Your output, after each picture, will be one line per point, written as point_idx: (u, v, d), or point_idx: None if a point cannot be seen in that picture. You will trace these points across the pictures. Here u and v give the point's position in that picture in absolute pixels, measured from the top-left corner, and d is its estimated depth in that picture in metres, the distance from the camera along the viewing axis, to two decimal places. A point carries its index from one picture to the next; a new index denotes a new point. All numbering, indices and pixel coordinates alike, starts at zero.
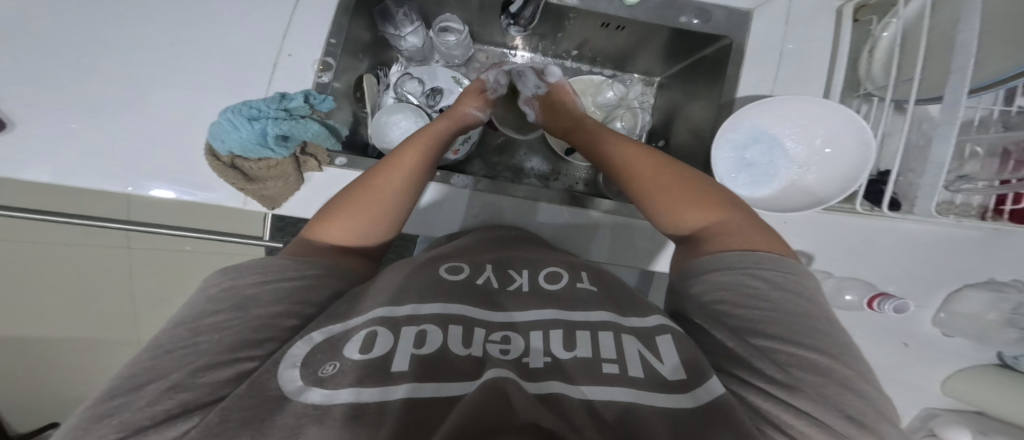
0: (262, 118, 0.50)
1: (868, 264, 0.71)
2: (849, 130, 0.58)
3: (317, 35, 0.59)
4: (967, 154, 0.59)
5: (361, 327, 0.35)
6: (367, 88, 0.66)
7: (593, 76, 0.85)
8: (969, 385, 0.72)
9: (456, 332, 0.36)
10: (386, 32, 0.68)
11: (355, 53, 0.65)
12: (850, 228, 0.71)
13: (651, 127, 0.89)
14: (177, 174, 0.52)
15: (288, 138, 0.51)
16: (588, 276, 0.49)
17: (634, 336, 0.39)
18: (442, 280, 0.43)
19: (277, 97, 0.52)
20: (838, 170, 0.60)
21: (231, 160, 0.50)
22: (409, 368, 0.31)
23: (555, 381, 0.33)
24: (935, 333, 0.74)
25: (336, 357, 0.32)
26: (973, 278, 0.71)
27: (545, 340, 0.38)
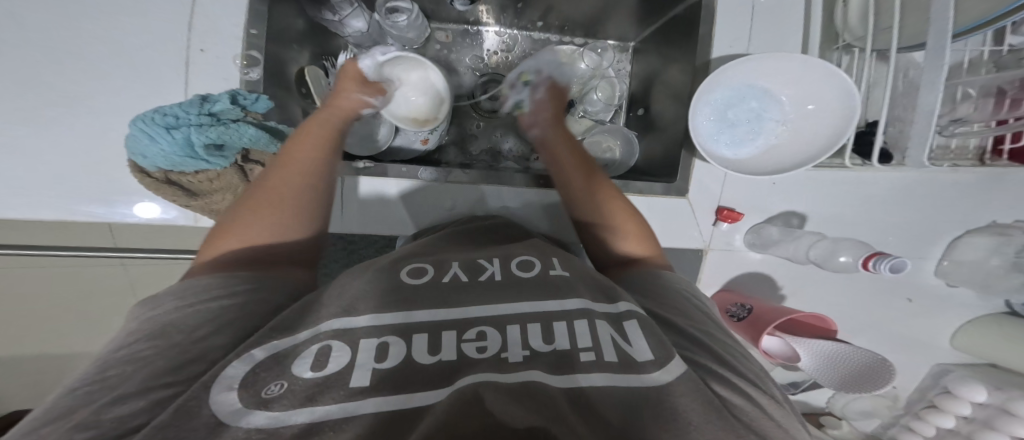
0: (182, 125, 0.46)
1: (864, 222, 0.68)
2: (830, 86, 0.54)
3: (232, 25, 0.56)
4: (959, 97, 0.54)
5: (312, 343, 0.33)
6: (312, 82, 0.66)
7: (565, 46, 0.83)
8: (984, 339, 0.69)
9: (421, 340, 0.34)
10: (322, 18, 0.64)
11: (288, 43, 0.61)
12: (848, 187, 0.67)
13: (630, 95, 0.87)
14: (111, 197, 0.52)
15: (222, 146, 0.49)
16: (561, 263, 0.46)
17: (607, 320, 0.37)
18: (404, 285, 0.40)
19: (197, 100, 0.49)
20: (818, 127, 0.56)
21: (165, 175, 0.48)
22: (369, 382, 0.30)
23: (537, 371, 0.31)
24: (939, 285, 0.71)
25: (284, 376, 0.30)
26: (975, 224, 0.69)
27: (521, 333, 0.35)
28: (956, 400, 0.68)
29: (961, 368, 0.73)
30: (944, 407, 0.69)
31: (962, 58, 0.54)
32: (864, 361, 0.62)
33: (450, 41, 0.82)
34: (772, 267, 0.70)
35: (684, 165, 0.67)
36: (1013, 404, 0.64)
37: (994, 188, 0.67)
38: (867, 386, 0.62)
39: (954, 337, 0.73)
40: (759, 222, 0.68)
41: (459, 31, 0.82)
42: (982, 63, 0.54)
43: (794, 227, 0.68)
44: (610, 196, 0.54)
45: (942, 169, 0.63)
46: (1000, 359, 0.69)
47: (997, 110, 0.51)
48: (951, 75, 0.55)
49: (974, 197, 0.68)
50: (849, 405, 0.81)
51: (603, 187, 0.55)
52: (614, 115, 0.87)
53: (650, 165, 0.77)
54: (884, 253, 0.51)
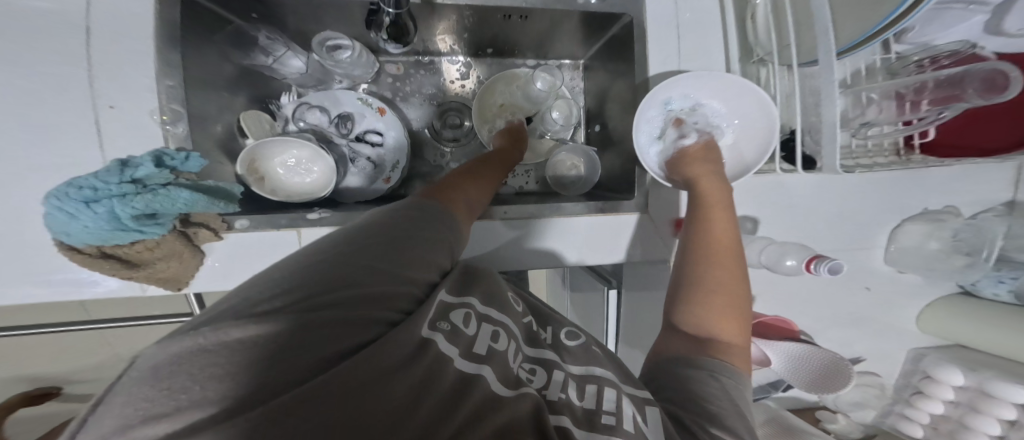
0: (104, 197, 0.44)
1: (815, 218, 0.71)
2: (753, 100, 0.58)
3: (143, 79, 0.53)
4: (864, 101, 0.58)
5: (460, 308, 0.40)
6: (251, 127, 0.64)
7: (522, 69, 0.86)
8: (948, 321, 0.72)
9: (511, 347, 0.40)
10: (258, 63, 0.65)
11: (218, 89, 0.61)
12: (796, 186, 0.70)
13: (586, 110, 0.89)
14: (51, 275, 0.51)
15: (156, 213, 0.47)
16: (603, 348, 0.47)
17: (633, 399, 0.37)
18: (512, 308, 0.47)
19: (116, 166, 0.46)
20: (749, 137, 0.60)
21: (98, 250, 0.47)
22: (485, 357, 0.36)
23: (566, 415, 0.33)
24: (891, 271, 0.75)
25: (446, 320, 0.37)
26: (910, 212, 0.73)
27: (565, 380, 0.39)
28: (937, 385, 0.72)
29: (933, 351, 0.77)
30: (930, 393, 0.73)
31: (859, 66, 0.61)
32: (824, 362, 0.64)
33: (402, 72, 0.82)
34: None
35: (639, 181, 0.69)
36: (987, 385, 0.66)
37: (920, 179, 0.71)
38: (830, 386, 0.65)
39: (921, 322, 0.76)
40: None
41: (411, 62, 0.82)
42: (877, 71, 0.60)
43: (749, 231, 0.70)
44: (712, 224, 0.51)
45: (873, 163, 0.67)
46: (964, 338, 0.72)
47: (901, 111, 0.55)
48: (852, 83, 0.61)
49: (905, 187, 0.72)
50: (840, 397, 0.82)
51: (713, 209, 0.53)
52: (573, 132, 0.89)
53: (612, 178, 0.79)
54: (822, 256, 0.53)
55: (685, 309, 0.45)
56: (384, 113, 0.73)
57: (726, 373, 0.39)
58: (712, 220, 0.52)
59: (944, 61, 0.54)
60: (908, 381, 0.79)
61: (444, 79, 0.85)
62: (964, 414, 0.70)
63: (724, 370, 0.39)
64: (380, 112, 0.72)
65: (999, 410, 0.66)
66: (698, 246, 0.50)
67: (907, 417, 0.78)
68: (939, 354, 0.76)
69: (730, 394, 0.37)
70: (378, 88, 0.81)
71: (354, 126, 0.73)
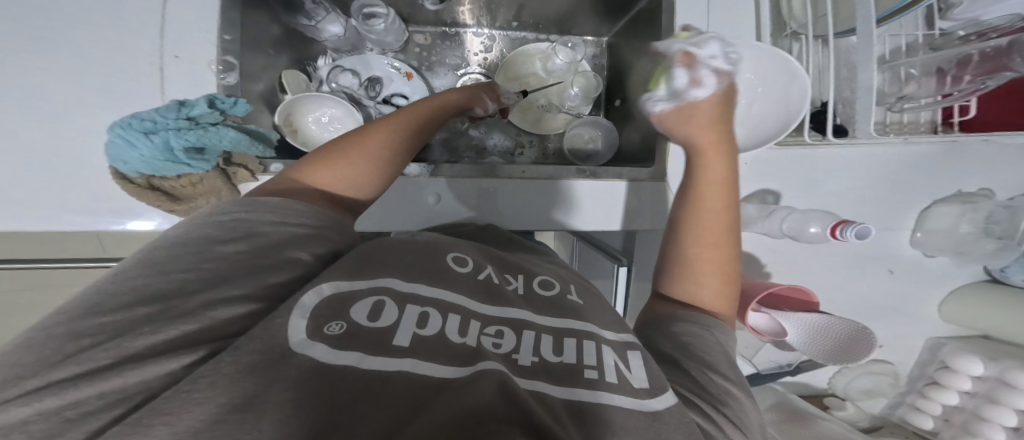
0: (160, 130, 0.47)
1: (840, 196, 0.70)
2: (781, 68, 0.57)
3: (206, 32, 0.55)
4: (903, 77, 0.57)
5: (367, 293, 0.34)
6: (290, 85, 0.67)
7: (539, 44, 0.86)
8: (971, 308, 0.71)
9: (450, 322, 0.34)
10: (300, 24, 0.68)
11: (264, 49, 0.63)
12: (819, 162, 0.69)
13: (607, 87, 0.89)
14: (103, 208, 0.54)
15: (205, 149, 0.50)
16: (578, 289, 0.47)
17: (610, 347, 0.37)
18: (449, 270, 0.41)
19: (175, 105, 0.49)
20: (774, 106, 0.59)
21: (147, 181, 0.49)
22: (406, 346, 0.30)
23: (540, 381, 0.31)
24: (916, 255, 0.73)
25: (343, 316, 0.31)
26: (944, 193, 0.71)
27: (536, 342, 0.35)
28: (954, 375, 0.71)
29: (953, 340, 0.75)
30: (944, 383, 0.72)
31: (900, 43, 0.59)
32: (845, 332, 0.64)
33: (430, 43, 0.84)
34: (752, 243, 0.72)
35: (661, 150, 0.69)
36: (1010, 374, 0.66)
37: (955, 159, 0.69)
38: (851, 357, 0.65)
39: (943, 309, 0.75)
40: None
41: (438, 33, 0.84)
42: (918, 46, 0.59)
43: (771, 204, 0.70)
44: (709, 205, 0.47)
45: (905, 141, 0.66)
46: (987, 328, 0.71)
47: (941, 85, 0.54)
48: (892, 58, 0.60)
49: (938, 168, 0.70)
50: (851, 383, 0.80)
51: (716, 191, 0.48)
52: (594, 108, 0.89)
53: (631, 153, 0.79)
54: (849, 221, 0.53)
55: (673, 278, 0.46)
56: (411, 78, 0.75)
57: (719, 330, 0.40)
58: (711, 207, 0.47)
59: (991, 35, 0.51)
60: (923, 371, 0.77)
61: (467, 51, 0.85)
62: (980, 405, 0.69)
63: (713, 327, 0.41)
64: (407, 77, 0.75)
65: (1016, 400, 0.65)
66: (687, 229, 0.47)
67: (917, 407, 0.76)
68: (960, 344, 0.73)
69: (725, 350, 0.38)
70: (405, 58, 0.82)
71: (383, 89, 0.74)
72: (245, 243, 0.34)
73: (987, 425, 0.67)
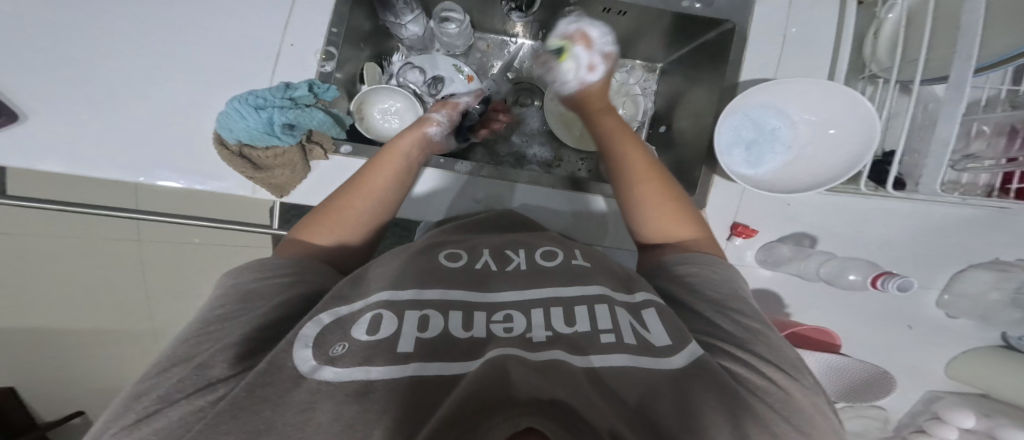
0: (268, 107, 0.51)
1: (877, 246, 0.71)
2: (850, 115, 0.59)
3: (319, 25, 0.61)
4: (974, 132, 0.60)
5: (367, 311, 0.39)
6: (369, 80, 0.70)
7: None
8: (977, 367, 0.71)
9: (455, 317, 0.39)
10: (386, 20, 0.69)
11: (355, 42, 0.66)
12: (859, 211, 0.71)
13: (653, 112, 0.90)
14: (186, 167, 0.56)
15: (295, 126, 0.52)
16: (582, 254, 0.52)
17: (625, 309, 0.43)
18: (441, 267, 0.46)
19: (282, 86, 0.53)
20: (841, 151, 0.61)
21: (239, 148, 0.53)
22: (414, 350, 0.35)
23: (558, 350, 0.36)
24: (940, 315, 0.74)
25: (346, 338, 0.36)
26: (981, 259, 0.72)
27: (545, 316, 0.41)
28: (943, 425, 0.71)
29: (953, 395, 0.75)
30: (931, 431, 0.72)
31: (980, 96, 0.61)
32: (871, 375, 0.66)
33: (490, 50, 0.87)
34: (780, 284, 0.73)
35: (704, 180, 0.71)
36: (1002, 432, 0.67)
37: (999, 227, 0.71)
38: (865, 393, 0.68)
39: (951, 363, 0.75)
40: (771, 240, 0.71)
41: (499, 42, 0.87)
42: (999, 101, 0.60)
43: (806, 247, 0.71)
44: (646, 188, 0.56)
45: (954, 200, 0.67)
46: (990, 387, 0.70)
47: (1009, 148, 0.56)
48: (971, 110, 0.61)
49: (978, 231, 0.71)
50: (841, 424, 0.80)
51: (640, 175, 0.57)
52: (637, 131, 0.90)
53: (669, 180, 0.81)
54: (892, 274, 0.54)
55: (652, 233, 0.56)
56: (472, 81, 0.78)
57: (702, 260, 0.50)
58: (643, 193, 0.56)
59: None
60: (913, 419, 0.77)
61: (513, 60, 0.88)
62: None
63: (694, 260, 0.51)
64: (468, 80, 0.78)
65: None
66: (638, 208, 0.56)
67: None
68: (957, 399, 0.74)
69: (722, 286, 0.47)
70: (466, 61, 0.86)
71: (443, 89, 0.77)
72: (216, 308, 0.38)
73: None
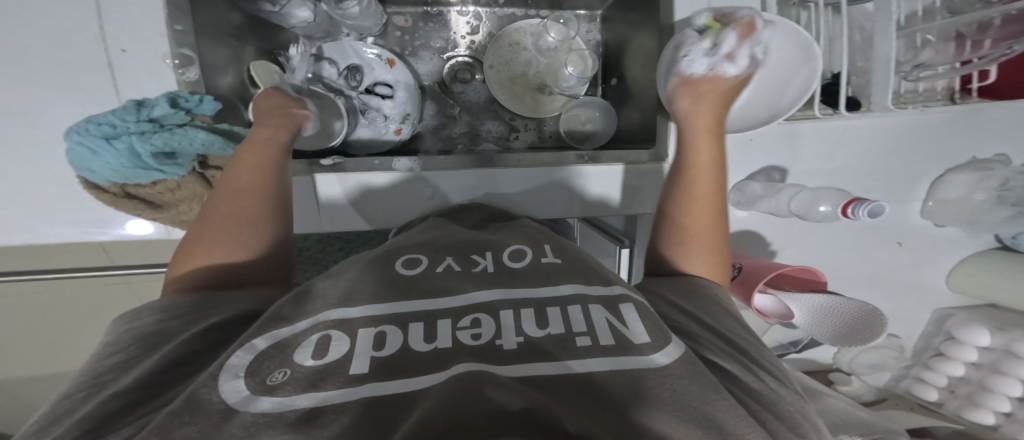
0: (123, 135, 0.48)
1: (849, 169, 0.67)
2: (795, 40, 0.54)
3: (152, 22, 0.50)
4: (919, 43, 0.55)
5: (312, 332, 0.34)
6: (260, 77, 0.63)
7: (531, 21, 0.81)
8: (975, 277, 0.70)
9: (416, 329, 0.35)
10: (264, 9, 0.60)
11: (220, 36, 0.58)
12: (832, 133, 0.66)
13: (603, 63, 0.84)
14: (70, 218, 0.52)
15: (174, 154, 0.51)
16: (552, 249, 0.49)
17: (601, 304, 0.38)
18: (399, 277, 0.43)
19: (132, 106, 0.49)
20: (791, 76, 0.56)
21: (121, 189, 0.51)
22: (369, 370, 0.30)
23: (531, 360, 0.31)
24: (927, 226, 0.71)
25: (286, 363, 0.31)
26: (957, 161, 0.68)
27: (516, 319, 0.36)
28: (961, 346, 0.71)
29: (959, 310, 0.74)
30: (950, 355, 0.72)
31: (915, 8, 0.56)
32: (859, 316, 0.61)
33: (410, 24, 0.78)
34: (758, 223, 0.70)
35: (660, 130, 0.66)
36: (1015, 345, 0.65)
37: (970, 126, 0.66)
38: (858, 340, 0.62)
39: (950, 280, 0.73)
40: (742, 180, 0.67)
41: (419, 13, 0.78)
42: None
43: (777, 181, 0.67)
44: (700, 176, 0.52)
45: (910, 113, 0.64)
46: (991, 297, 0.70)
47: (960, 51, 0.52)
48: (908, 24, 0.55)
49: (952, 135, 0.67)
50: (856, 359, 0.80)
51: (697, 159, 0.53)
52: (589, 87, 0.84)
53: (629, 135, 0.75)
54: (863, 199, 0.50)
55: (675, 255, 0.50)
56: (394, 64, 0.72)
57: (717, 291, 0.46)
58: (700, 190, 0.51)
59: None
60: (928, 343, 0.77)
61: (453, 33, 0.80)
62: (986, 377, 0.69)
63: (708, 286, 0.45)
64: (389, 64, 0.72)
65: (1020, 370, 0.65)
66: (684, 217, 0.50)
67: (922, 380, 0.76)
68: (965, 314, 0.73)
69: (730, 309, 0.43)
70: (386, 43, 0.78)
71: (363, 78, 0.71)
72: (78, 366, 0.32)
73: (995, 397, 0.68)
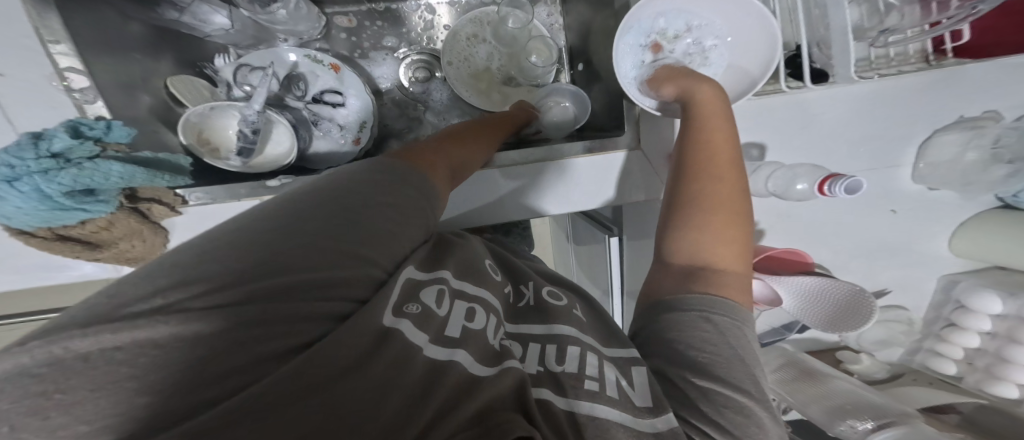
0: (23, 176, 0.44)
1: (831, 139, 0.64)
2: (755, 16, 0.51)
3: (27, 38, 0.48)
4: (882, 8, 0.52)
5: (431, 283, 0.38)
6: (180, 92, 0.62)
7: (488, 9, 0.78)
8: (978, 240, 0.66)
9: (489, 322, 0.39)
10: (173, 19, 0.61)
11: (129, 52, 0.57)
12: (809, 102, 0.62)
13: (568, 48, 0.81)
14: (27, 261, 0.53)
15: (95, 190, 0.48)
16: (583, 309, 0.48)
17: (612, 363, 0.37)
18: (486, 274, 0.47)
19: (31, 142, 0.45)
20: (752, 52, 0.54)
21: (51, 232, 0.48)
22: (459, 336, 0.34)
23: (545, 389, 0.32)
24: (921, 192, 0.68)
25: (414, 301, 0.34)
26: (945, 120, 0.64)
27: (541, 353, 0.37)
28: (971, 315, 0.67)
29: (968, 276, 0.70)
30: (963, 324, 0.69)
31: None
32: (853, 303, 0.59)
33: (354, 25, 0.75)
34: None
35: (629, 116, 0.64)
36: None
37: (958, 81, 0.62)
38: (844, 325, 0.61)
39: (952, 244, 0.70)
40: None
41: (364, 11, 0.74)
42: None
43: (755, 158, 0.64)
44: (716, 166, 0.46)
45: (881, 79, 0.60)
46: (1002, 259, 0.65)
47: (927, 14, 0.50)
48: None
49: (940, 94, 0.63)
50: (863, 336, 0.76)
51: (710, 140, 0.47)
52: (556, 74, 0.81)
53: (600, 122, 0.73)
54: (839, 174, 0.48)
55: (683, 249, 0.43)
56: (339, 70, 0.70)
57: (735, 317, 0.37)
58: (706, 178, 0.45)
59: None
60: (939, 313, 0.73)
61: (408, 30, 0.77)
62: (1003, 347, 0.65)
63: (719, 307, 0.37)
64: (334, 69, 0.69)
65: None
66: (688, 212, 0.44)
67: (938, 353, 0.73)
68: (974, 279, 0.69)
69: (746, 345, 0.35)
70: (331, 45, 0.75)
71: (308, 86, 0.70)
72: None
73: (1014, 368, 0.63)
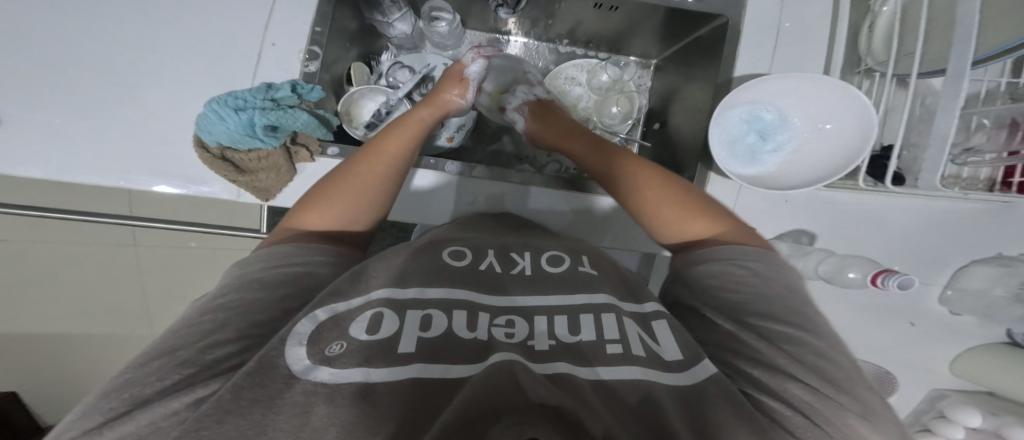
0: (248, 108, 0.53)
1: (876, 242, 0.70)
2: (854, 114, 0.58)
3: (302, 26, 0.61)
4: (974, 126, 0.60)
5: (368, 309, 0.36)
6: (357, 77, 0.71)
7: (588, 60, 0.87)
8: (980, 363, 0.70)
9: (458, 317, 0.37)
10: (374, 19, 0.70)
11: (343, 42, 0.68)
12: (858, 204, 0.69)
13: (648, 108, 0.89)
14: (174, 170, 0.56)
15: (277, 128, 0.54)
16: (589, 260, 0.48)
17: (633, 319, 0.40)
18: (446, 266, 0.43)
19: (265, 86, 0.55)
20: (841, 142, 0.60)
21: (221, 152, 0.54)
22: (415, 350, 0.32)
23: (561, 362, 0.33)
24: (943, 312, 0.73)
25: (342, 337, 0.33)
26: (983, 254, 0.70)
27: (549, 324, 0.38)
28: (950, 425, 0.70)
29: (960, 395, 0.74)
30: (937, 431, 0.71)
31: (980, 89, 0.60)
32: None
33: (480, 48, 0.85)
34: None
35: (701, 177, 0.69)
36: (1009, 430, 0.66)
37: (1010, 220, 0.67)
38: None
39: (954, 367, 0.73)
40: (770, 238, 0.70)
41: (492, 39, 0.85)
42: (998, 95, 0.59)
43: (804, 245, 0.70)
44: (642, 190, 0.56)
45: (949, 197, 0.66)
46: (995, 385, 0.70)
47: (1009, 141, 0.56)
48: (968, 103, 0.61)
49: (983, 226, 0.70)
50: None
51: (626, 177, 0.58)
52: (631, 128, 0.89)
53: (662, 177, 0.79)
54: (893, 271, 0.53)
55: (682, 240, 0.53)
56: None
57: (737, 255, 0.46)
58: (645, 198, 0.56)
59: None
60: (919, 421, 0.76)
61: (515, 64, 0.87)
62: None
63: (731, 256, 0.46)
64: None
65: None
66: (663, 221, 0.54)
67: None
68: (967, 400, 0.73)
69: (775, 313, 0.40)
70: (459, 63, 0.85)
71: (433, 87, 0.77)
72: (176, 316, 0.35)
73: None
